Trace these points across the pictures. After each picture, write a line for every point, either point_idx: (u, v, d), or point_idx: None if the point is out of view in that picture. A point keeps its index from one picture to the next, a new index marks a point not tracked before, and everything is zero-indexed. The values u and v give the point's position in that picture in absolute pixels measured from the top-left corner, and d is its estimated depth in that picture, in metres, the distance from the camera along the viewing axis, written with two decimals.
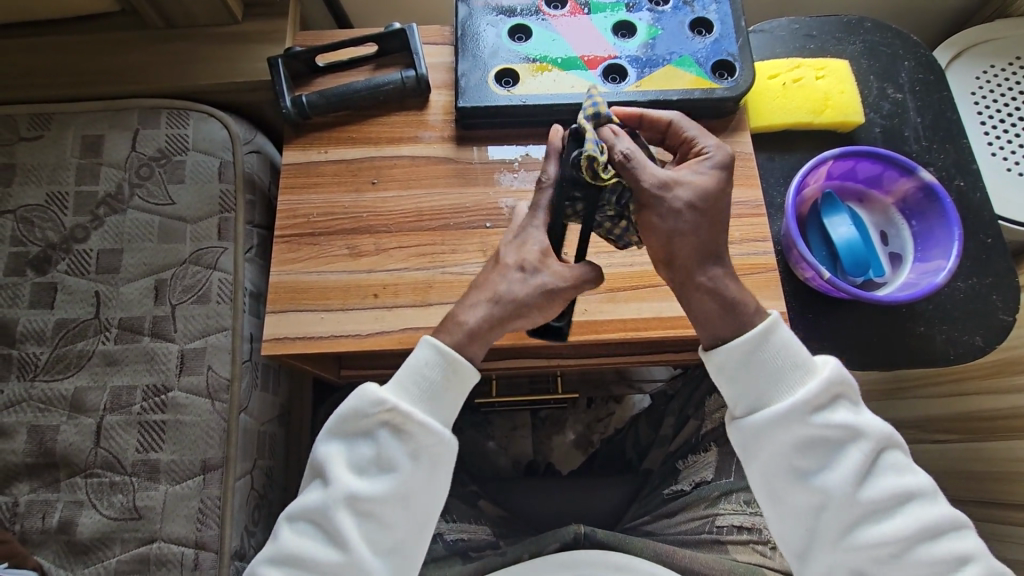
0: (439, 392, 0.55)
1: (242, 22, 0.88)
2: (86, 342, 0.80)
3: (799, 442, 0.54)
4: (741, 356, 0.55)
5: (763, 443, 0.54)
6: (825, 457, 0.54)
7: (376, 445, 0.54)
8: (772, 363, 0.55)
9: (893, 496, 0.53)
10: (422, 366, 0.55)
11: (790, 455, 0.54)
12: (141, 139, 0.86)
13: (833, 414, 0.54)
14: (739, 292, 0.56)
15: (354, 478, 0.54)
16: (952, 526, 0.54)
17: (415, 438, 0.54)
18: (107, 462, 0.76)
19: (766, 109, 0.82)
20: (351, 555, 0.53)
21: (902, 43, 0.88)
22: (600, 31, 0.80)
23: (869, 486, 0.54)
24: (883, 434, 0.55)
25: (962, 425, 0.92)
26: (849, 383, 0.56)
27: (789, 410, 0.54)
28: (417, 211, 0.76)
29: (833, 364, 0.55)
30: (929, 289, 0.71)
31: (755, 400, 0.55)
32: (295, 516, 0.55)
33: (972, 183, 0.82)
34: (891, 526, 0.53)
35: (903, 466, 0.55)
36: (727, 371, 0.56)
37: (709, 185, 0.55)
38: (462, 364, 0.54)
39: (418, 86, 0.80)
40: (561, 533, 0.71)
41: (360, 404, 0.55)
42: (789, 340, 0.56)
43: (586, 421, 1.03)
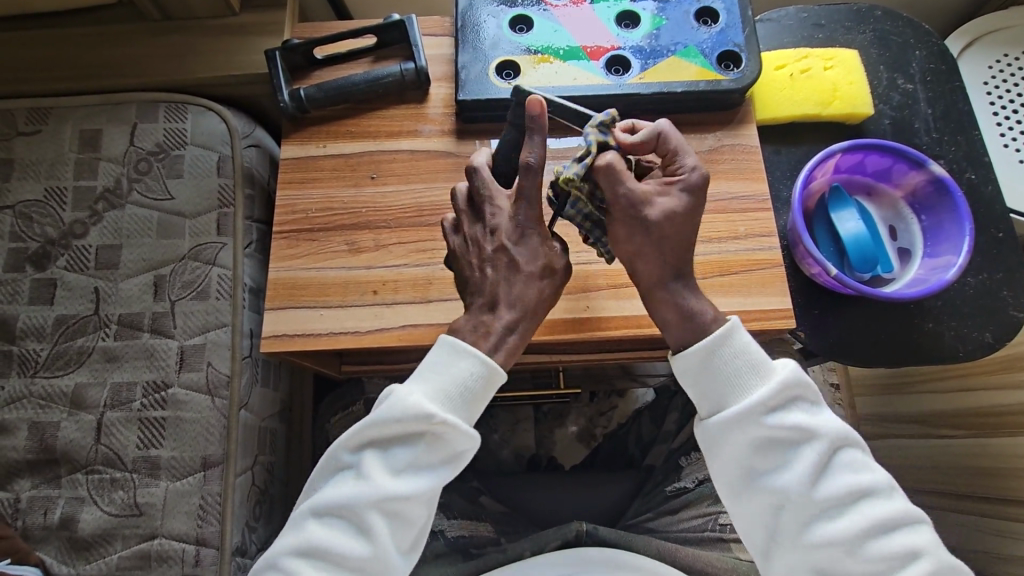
0: (480, 400, 0.55)
1: (240, 13, 0.86)
2: (86, 338, 0.79)
3: (752, 443, 0.53)
4: (699, 361, 0.55)
5: (719, 446, 0.54)
6: (779, 458, 0.53)
7: (419, 452, 0.53)
8: (736, 367, 0.54)
9: (848, 492, 0.52)
10: (468, 376, 0.54)
11: (744, 456, 0.53)
12: (140, 133, 0.85)
13: (786, 416, 0.53)
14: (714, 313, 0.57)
15: (392, 481, 0.53)
16: (908, 520, 0.53)
17: (457, 448, 0.54)
18: (108, 458, 0.76)
19: (773, 101, 0.80)
20: (379, 554, 0.52)
21: (914, 32, 0.85)
22: (603, 22, 0.78)
23: (825, 484, 0.52)
24: (837, 432, 0.54)
25: (969, 422, 0.91)
26: (805, 383, 0.54)
27: (744, 412, 0.53)
28: (416, 206, 0.75)
29: (791, 368, 0.54)
30: (938, 286, 0.70)
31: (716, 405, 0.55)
32: (324, 510, 0.53)
33: (983, 176, 0.80)
34: (846, 522, 0.52)
35: (860, 463, 0.54)
36: (690, 376, 0.56)
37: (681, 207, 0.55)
38: (504, 375, 0.56)
39: (418, 78, 0.78)
40: (562, 530, 0.70)
41: (409, 415, 0.53)
42: (749, 343, 0.55)
43: (589, 415, 1.00)
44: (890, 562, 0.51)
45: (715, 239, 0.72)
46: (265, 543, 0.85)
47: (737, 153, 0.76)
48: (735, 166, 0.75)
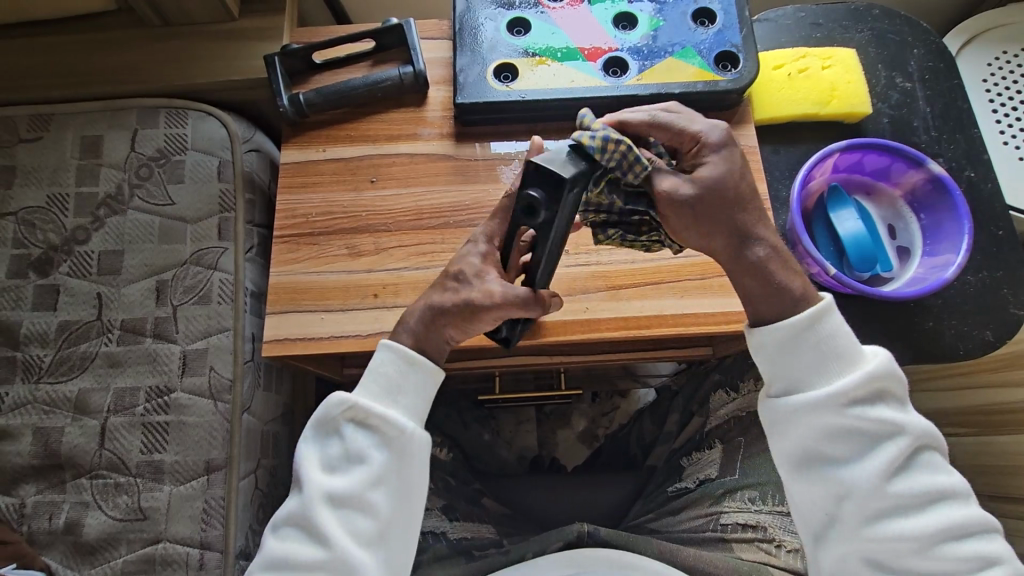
0: (400, 387, 0.56)
1: (239, 18, 0.87)
2: (89, 344, 0.80)
3: (830, 431, 0.52)
4: (784, 339, 0.54)
5: (789, 423, 0.54)
6: (854, 448, 0.52)
7: (345, 442, 0.55)
8: (827, 345, 0.53)
9: (925, 491, 0.52)
10: (380, 364, 0.57)
11: (819, 441, 0.53)
12: (140, 139, 0.86)
13: (871, 408, 0.52)
14: (785, 274, 0.55)
15: (329, 476, 0.55)
16: (982, 527, 0.52)
17: (382, 430, 0.55)
18: (112, 463, 0.76)
19: (771, 100, 0.80)
20: (335, 550, 0.53)
21: (911, 30, 0.86)
22: (601, 24, 0.79)
23: (901, 481, 0.52)
24: (922, 431, 0.53)
25: (971, 418, 0.91)
26: (895, 376, 0.54)
27: (830, 395, 0.52)
28: (416, 210, 0.75)
29: (882, 358, 0.53)
30: (937, 285, 0.70)
31: (792, 381, 0.54)
32: (281, 524, 0.56)
33: (983, 174, 0.80)
34: (918, 520, 0.51)
35: (939, 465, 0.53)
36: (767, 351, 0.55)
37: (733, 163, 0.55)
38: (418, 354, 0.56)
39: (416, 82, 0.79)
40: (565, 531, 0.70)
41: (328, 406, 0.56)
42: (842, 326, 0.54)
43: (591, 415, 1.01)
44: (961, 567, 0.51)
45: None
46: None
47: None
48: None
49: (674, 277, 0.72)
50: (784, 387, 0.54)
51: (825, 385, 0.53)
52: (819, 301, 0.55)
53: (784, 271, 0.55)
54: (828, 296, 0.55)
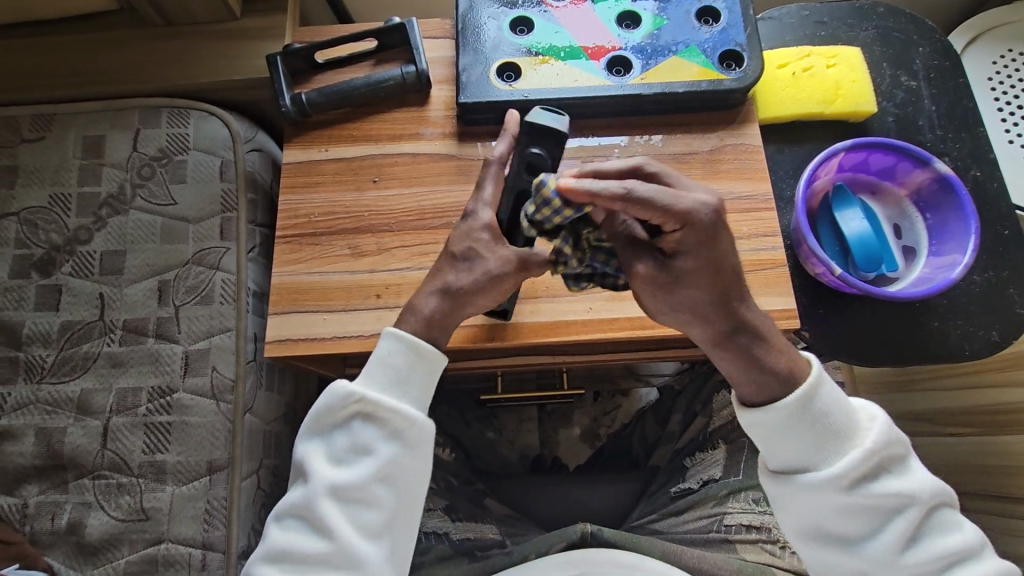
0: (410, 378, 0.57)
1: (241, 17, 0.87)
2: (92, 344, 0.80)
3: (840, 513, 0.53)
4: (777, 420, 0.55)
5: (796, 506, 0.55)
6: (865, 522, 0.53)
7: (352, 436, 0.55)
8: (823, 422, 0.54)
9: (937, 554, 0.53)
10: (389, 355, 0.57)
11: (829, 520, 0.54)
12: (142, 139, 0.85)
13: (877, 483, 0.53)
14: (770, 355, 0.55)
15: (335, 468, 0.55)
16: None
17: (389, 423, 0.55)
18: (115, 463, 0.76)
19: (775, 99, 0.80)
20: (342, 543, 0.53)
21: (917, 29, 0.85)
22: (604, 22, 0.78)
23: (916, 549, 0.53)
24: (932, 494, 0.54)
25: (976, 419, 0.90)
26: (897, 446, 0.54)
27: (834, 477, 0.53)
28: (419, 209, 0.74)
29: (879, 429, 0.54)
30: (944, 285, 0.70)
31: (789, 460, 0.55)
32: (283, 514, 0.56)
33: (989, 173, 0.80)
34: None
35: (952, 524, 0.54)
36: (763, 429, 0.56)
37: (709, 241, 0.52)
38: (425, 345, 0.56)
39: (418, 81, 0.78)
40: (568, 531, 0.70)
41: (331, 398, 0.56)
42: (834, 398, 0.54)
43: (594, 414, 1.00)
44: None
45: None
46: None
47: (740, 153, 0.76)
48: (739, 166, 0.75)
49: None
50: (783, 463, 0.56)
51: (826, 462, 0.54)
52: (808, 371, 0.55)
53: (767, 350, 0.55)
54: (815, 364, 0.55)
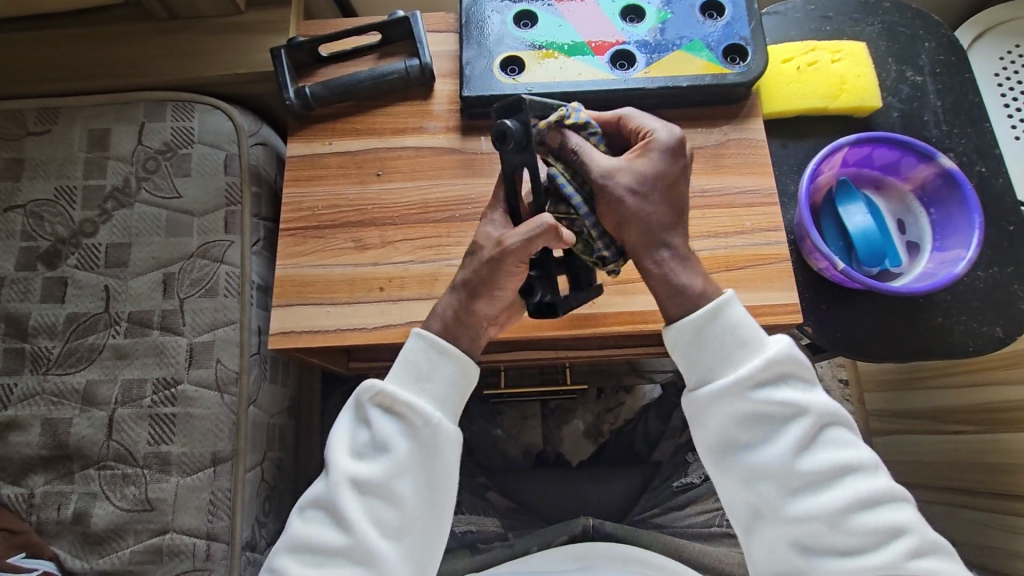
0: (429, 374, 0.55)
1: (245, 12, 0.87)
2: (97, 336, 0.80)
3: (733, 417, 0.50)
4: (691, 335, 0.52)
5: (702, 413, 0.51)
6: (764, 430, 0.50)
7: (372, 429, 0.54)
8: (730, 337, 0.51)
9: (833, 466, 0.50)
10: (411, 353, 0.56)
11: (730, 425, 0.50)
12: (147, 132, 0.86)
13: (773, 391, 0.50)
14: (688, 275, 0.52)
15: (355, 460, 0.54)
16: (894, 496, 0.50)
17: (410, 418, 0.54)
18: (120, 454, 0.77)
19: (779, 94, 0.79)
20: (360, 539, 0.52)
21: (923, 24, 0.85)
22: (608, 16, 0.78)
23: (806, 459, 0.50)
24: (825, 408, 0.51)
25: (976, 417, 0.91)
26: (797, 359, 0.51)
27: (731, 385, 0.50)
28: (422, 203, 0.75)
29: (781, 343, 0.51)
30: (947, 280, 0.69)
31: (703, 375, 0.52)
32: (306, 505, 0.55)
33: (994, 169, 0.80)
34: (830, 495, 0.49)
35: (845, 440, 0.51)
36: (678, 345, 0.52)
37: (653, 169, 0.52)
38: (447, 343, 0.55)
39: (423, 75, 0.78)
40: (570, 525, 0.71)
41: (359, 392, 0.56)
42: (745, 316, 0.52)
43: (596, 412, 1.01)
44: (874, 537, 0.48)
45: (719, 234, 0.72)
46: (275, 538, 0.86)
47: (744, 148, 0.76)
48: (742, 160, 0.75)
49: None
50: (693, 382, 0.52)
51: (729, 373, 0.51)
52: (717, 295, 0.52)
53: (691, 270, 0.52)
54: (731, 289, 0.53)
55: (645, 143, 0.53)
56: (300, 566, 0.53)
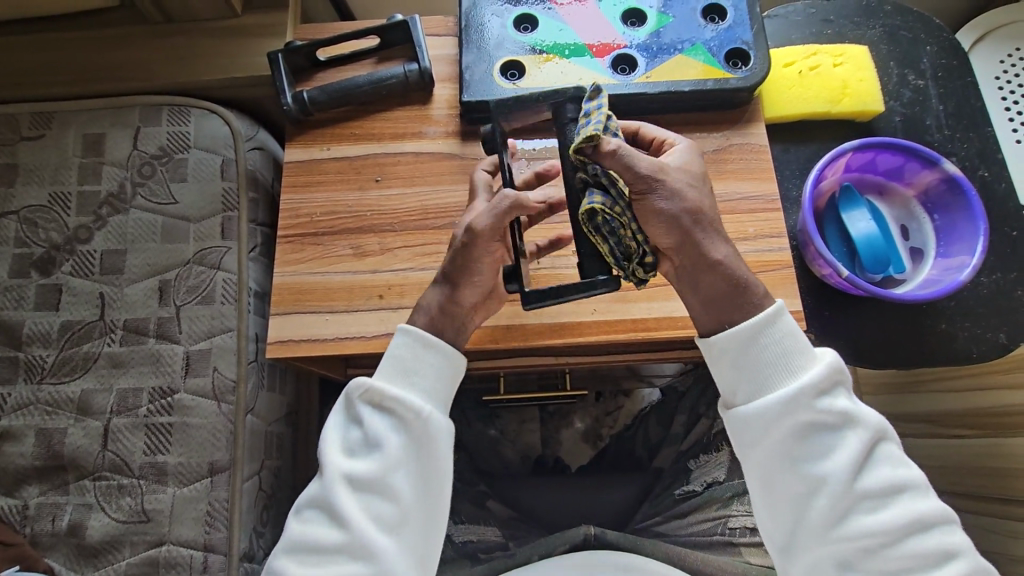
0: (416, 369, 0.57)
1: (242, 15, 0.86)
2: (92, 344, 0.79)
3: (792, 428, 0.53)
4: (746, 343, 0.56)
5: (754, 431, 0.54)
6: (818, 449, 0.53)
7: (365, 426, 0.55)
8: (783, 342, 0.55)
9: (884, 485, 0.52)
10: (398, 348, 0.58)
11: (783, 441, 0.53)
12: (143, 137, 0.85)
13: (832, 400, 0.53)
14: (747, 271, 0.57)
15: (350, 457, 0.55)
16: (943, 519, 0.52)
17: (401, 412, 0.55)
18: (115, 464, 0.76)
19: (781, 98, 0.79)
20: (358, 534, 0.52)
21: (924, 27, 0.84)
22: (609, 20, 0.77)
23: (863, 476, 0.52)
24: (878, 425, 0.54)
25: (980, 421, 0.90)
26: (846, 376, 0.55)
27: (793, 396, 0.53)
28: (422, 209, 0.74)
29: (831, 353, 0.56)
30: (952, 287, 0.69)
31: (756, 384, 0.55)
32: (302, 507, 0.55)
33: (996, 173, 0.79)
34: (882, 516, 0.51)
35: (897, 458, 0.54)
36: (729, 355, 0.56)
37: (693, 166, 0.59)
38: (431, 338, 0.57)
39: (422, 79, 0.77)
40: (571, 533, 0.70)
41: (347, 391, 0.57)
42: (795, 326, 0.56)
43: (596, 414, 0.99)
44: (923, 561, 0.51)
45: None
46: None
47: (746, 153, 0.75)
48: (744, 165, 0.74)
49: None
50: (751, 392, 0.55)
51: (789, 382, 0.54)
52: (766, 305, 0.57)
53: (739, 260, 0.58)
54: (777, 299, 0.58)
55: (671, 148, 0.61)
56: (297, 567, 0.52)
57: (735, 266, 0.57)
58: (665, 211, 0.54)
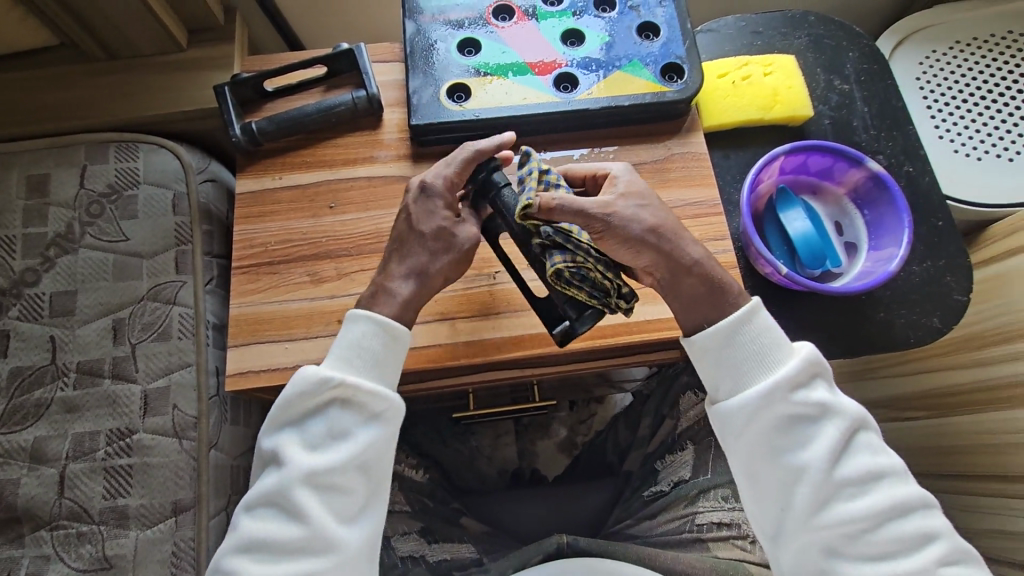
0: (383, 360, 0.61)
1: (188, 49, 0.87)
2: (44, 389, 0.77)
3: (775, 421, 0.58)
4: (722, 340, 0.60)
5: (739, 425, 0.58)
6: (799, 440, 0.57)
7: (324, 423, 0.59)
8: (757, 339, 0.60)
9: (864, 472, 0.57)
10: (364, 340, 0.61)
11: (766, 434, 0.58)
12: (90, 175, 0.84)
13: (811, 392, 0.58)
14: (722, 273, 0.62)
15: (310, 454, 0.58)
16: (921, 503, 0.57)
17: (365, 407, 0.59)
18: (73, 512, 0.74)
19: (717, 108, 0.83)
20: (315, 527, 0.56)
21: (846, 35, 0.90)
22: (549, 40, 0.80)
23: (844, 464, 0.57)
24: (857, 415, 0.59)
25: (928, 402, 0.96)
26: (826, 370, 0.60)
27: (775, 389, 0.58)
28: (377, 233, 0.75)
29: (808, 345, 0.60)
30: (883, 278, 0.73)
31: (735, 378, 0.60)
32: (255, 504, 0.58)
33: (920, 168, 0.84)
34: (861, 501, 0.56)
35: (876, 446, 0.59)
36: (707, 357, 0.61)
37: (637, 185, 0.64)
38: (396, 328, 0.61)
39: (370, 106, 0.79)
40: (544, 545, 0.71)
41: (303, 387, 0.60)
42: (771, 322, 0.61)
43: (570, 423, 1.02)
44: (901, 544, 0.55)
45: None
46: None
47: (687, 161, 0.78)
48: (686, 173, 0.78)
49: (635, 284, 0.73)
50: (731, 388, 0.60)
51: (767, 376, 0.59)
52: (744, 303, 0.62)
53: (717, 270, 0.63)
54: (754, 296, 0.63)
55: (609, 180, 0.65)
56: (255, 564, 0.56)
57: (710, 266, 0.62)
58: (630, 234, 0.60)
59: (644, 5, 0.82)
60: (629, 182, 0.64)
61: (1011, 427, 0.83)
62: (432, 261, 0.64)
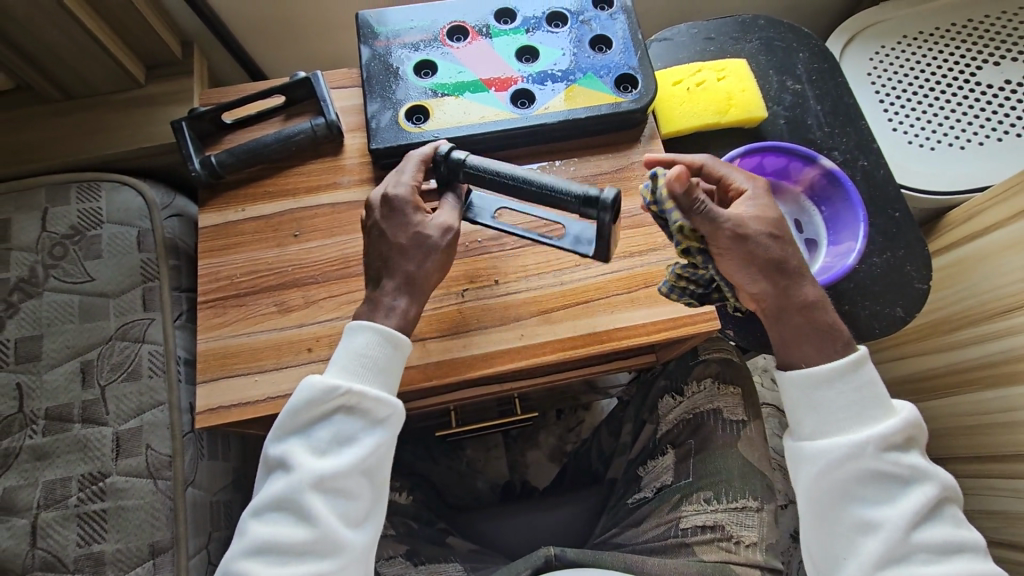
0: (385, 368, 0.62)
1: (145, 85, 0.86)
2: (12, 438, 0.76)
3: (861, 472, 0.57)
4: (820, 384, 0.60)
5: (819, 463, 0.58)
6: (881, 494, 0.57)
7: (332, 428, 0.60)
8: (861, 391, 0.59)
9: (944, 540, 0.56)
10: (367, 348, 0.62)
11: (846, 482, 0.57)
12: (51, 218, 0.83)
13: (902, 454, 0.58)
14: (835, 318, 0.62)
15: (317, 460, 0.59)
16: None
17: (371, 413, 0.60)
18: (47, 562, 0.72)
19: (675, 115, 0.84)
20: (324, 531, 0.57)
21: (795, 36, 0.92)
22: (504, 58, 0.81)
23: (923, 529, 0.57)
24: (944, 484, 0.59)
25: (904, 388, 0.99)
26: (920, 436, 0.60)
27: (864, 443, 0.57)
28: (343, 258, 0.75)
29: (911, 407, 0.60)
30: (840, 273, 0.76)
31: (823, 424, 0.60)
32: (263, 508, 0.59)
33: (874, 161, 0.86)
34: (936, 567, 0.55)
35: (958, 518, 0.58)
36: (797, 392, 0.61)
37: (767, 213, 0.63)
38: (397, 336, 0.62)
39: (330, 132, 0.79)
40: (532, 558, 0.68)
41: (309, 393, 0.60)
42: (876, 376, 0.60)
43: (559, 433, 1.08)
44: None
45: (637, 253, 0.75)
46: None
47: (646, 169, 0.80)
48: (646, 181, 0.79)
49: (601, 295, 0.73)
50: (814, 428, 0.60)
51: (858, 429, 0.58)
52: (852, 352, 0.61)
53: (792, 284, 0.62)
54: (861, 348, 0.62)
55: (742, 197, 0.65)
56: (263, 567, 0.57)
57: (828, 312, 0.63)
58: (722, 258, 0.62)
59: (596, 18, 0.84)
60: (760, 208, 0.64)
61: (985, 407, 0.85)
62: (420, 270, 0.64)
